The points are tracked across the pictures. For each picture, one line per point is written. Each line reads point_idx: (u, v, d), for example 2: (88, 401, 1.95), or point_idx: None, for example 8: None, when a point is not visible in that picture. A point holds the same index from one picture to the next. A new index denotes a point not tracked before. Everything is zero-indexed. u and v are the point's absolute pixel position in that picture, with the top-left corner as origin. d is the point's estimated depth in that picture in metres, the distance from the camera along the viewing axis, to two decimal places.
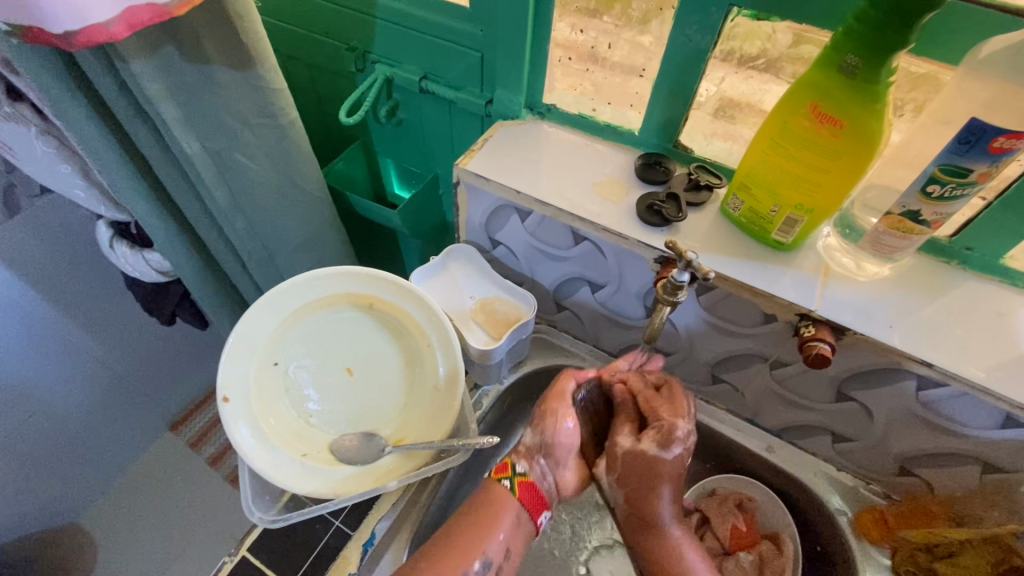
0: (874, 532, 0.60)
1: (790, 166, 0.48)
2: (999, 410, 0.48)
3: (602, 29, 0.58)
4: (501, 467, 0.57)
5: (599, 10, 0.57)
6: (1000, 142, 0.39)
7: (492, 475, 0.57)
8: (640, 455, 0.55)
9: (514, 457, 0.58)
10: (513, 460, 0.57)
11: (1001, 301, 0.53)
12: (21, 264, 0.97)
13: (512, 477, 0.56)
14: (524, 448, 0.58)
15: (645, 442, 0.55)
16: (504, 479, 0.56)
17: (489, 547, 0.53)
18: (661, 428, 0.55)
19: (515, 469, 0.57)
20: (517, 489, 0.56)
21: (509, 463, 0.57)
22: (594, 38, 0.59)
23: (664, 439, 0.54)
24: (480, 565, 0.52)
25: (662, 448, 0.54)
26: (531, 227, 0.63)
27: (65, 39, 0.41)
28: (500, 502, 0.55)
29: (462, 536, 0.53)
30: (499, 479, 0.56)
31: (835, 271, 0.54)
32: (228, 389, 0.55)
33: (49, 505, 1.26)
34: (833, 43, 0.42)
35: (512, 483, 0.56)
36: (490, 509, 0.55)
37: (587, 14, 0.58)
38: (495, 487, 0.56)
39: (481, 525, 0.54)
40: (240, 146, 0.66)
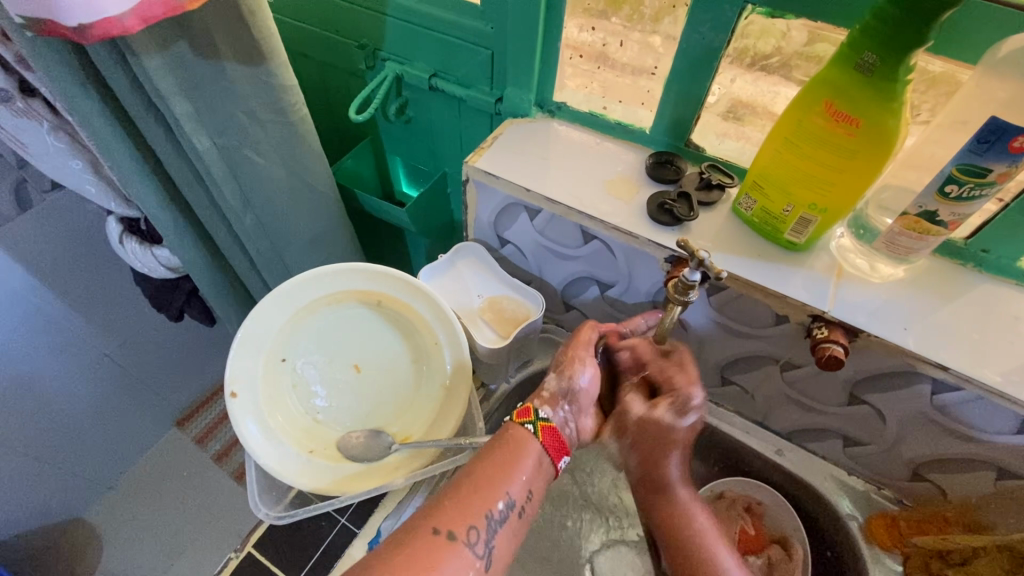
0: (886, 539, 0.59)
1: (804, 165, 0.47)
2: (1016, 416, 0.47)
3: (610, 29, 0.59)
4: (523, 411, 0.52)
5: (608, 11, 0.57)
6: (1020, 142, 0.39)
7: (513, 419, 0.52)
8: (652, 421, 0.55)
9: (534, 401, 0.53)
10: (535, 405, 0.52)
11: (1017, 304, 0.52)
12: (32, 258, 0.98)
13: (534, 421, 0.51)
14: (548, 394, 0.54)
15: (659, 410, 0.54)
16: (526, 424, 0.51)
17: (513, 488, 0.48)
18: (676, 397, 0.54)
19: (538, 413, 0.52)
20: (540, 433, 0.51)
21: (532, 407, 0.52)
22: (603, 37, 0.59)
23: (680, 406, 0.54)
24: (503, 506, 0.47)
25: (678, 415, 0.54)
26: (540, 225, 0.63)
27: (79, 33, 0.41)
28: (522, 445, 0.50)
29: (482, 476, 0.48)
30: (521, 423, 0.51)
31: (848, 272, 0.53)
32: (235, 385, 0.55)
33: (56, 499, 1.27)
34: (851, 40, 0.41)
35: (534, 427, 0.51)
36: (513, 450, 0.49)
37: (596, 14, 0.58)
38: (516, 430, 0.51)
39: (504, 466, 0.48)
40: (250, 143, 0.66)
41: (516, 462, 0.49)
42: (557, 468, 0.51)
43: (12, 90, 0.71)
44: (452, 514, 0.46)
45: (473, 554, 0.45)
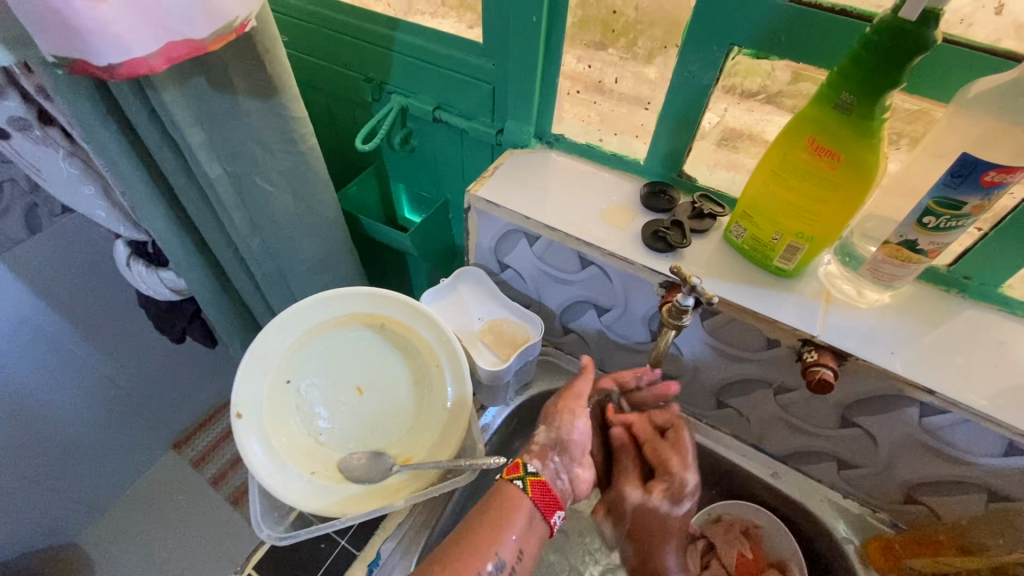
0: (882, 561, 0.59)
1: (790, 196, 0.50)
2: (1002, 438, 0.48)
3: (607, 60, 0.61)
4: (512, 467, 0.56)
5: (604, 43, 0.60)
6: (992, 176, 0.41)
7: (503, 475, 0.55)
8: (649, 506, 0.60)
9: (524, 458, 0.56)
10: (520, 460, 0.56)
11: (1001, 330, 0.54)
12: (40, 280, 1.00)
13: (524, 477, 0.54)
14: (538, 448, 0.57)
15: (655, 496, 0.59)
16: (516, 480, 0.55)
17: (501, 550, 0.51)
18: (671, 483, 0.59)
19: (527, 468, 0.55)
20: (530, 488, 0.54)
21: (520, 463, 0.55)
22: (601, 69, 0.62)
23: (674, 495, 0.59)
24: (492, 568, 0.50)
25: (673, 503, 0.59)
26: (539, 251, 0.65)
27: (108, 72, 0.43)
28: (510, 501, 0.53)
29: (472, 536, 0.51)
30: (510, 479, 0.55)
31: (836, 298, 0.55)
32: (241, 406, 0.56)
33: (48, 522, 1.26)
34: (829, 81, 0.44)
35: (524, 482, 0.54)
36: (499, 506, 0.53)
37: (594, 47, 0.61)
38: (506, 487, 0.54)
39: (488, 526, 0.51)
40: (260, 171, 0.68)
41: (502, 515, 0.52)
42: (550, 523, 0.54)
43: (32, 119, 0.74)
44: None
45: None
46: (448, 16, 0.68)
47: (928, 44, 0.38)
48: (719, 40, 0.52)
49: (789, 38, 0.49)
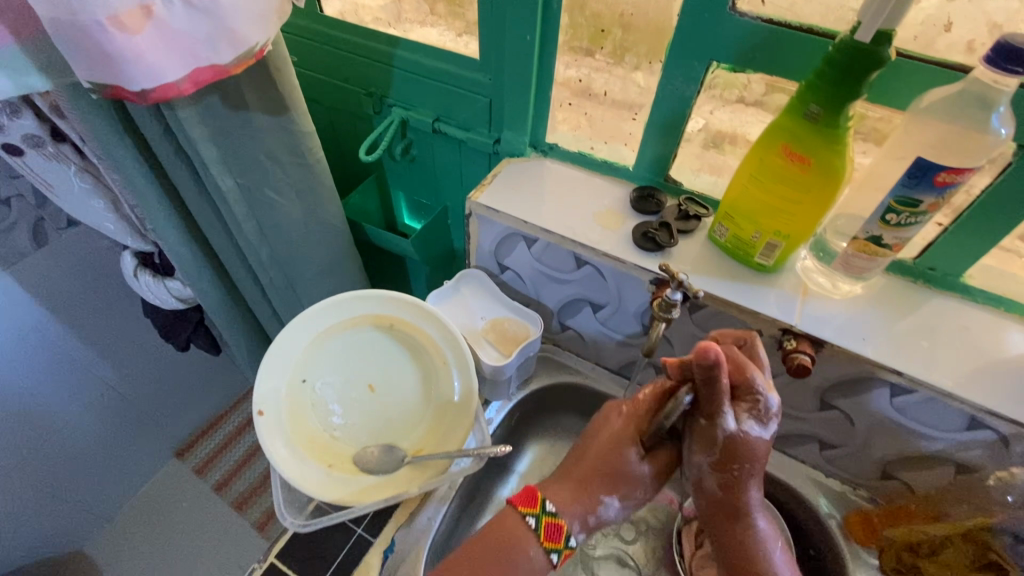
0: (861, 533, 0.64)
1: (768, 197, 0.54)
2: (965, 413, 0.53)
3: (593, 65, 0.65)
4: (553, 531, 0.53)
5: (592, 49, 0.64)
6: (944, 176, 0.45)
7: (542, 542, 0.52)
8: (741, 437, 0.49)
9: (568, 521, 0.53)
10: (543, 497, 0.54)
11: (964, 316, 0.59)
12: (46, 292, 1.03)
13: (562, 549, 0.53)
14: (594, 522, 0.54)
15: (742, 419, 0.49)
16: (553, 549, 0.53)
17: None
18: (756, 405, 0.49)
19: (567, 541, 0.53)
20: (558, 560, 0.53)
21: (565, 537, 0.53)
22: (586, 73, 0.66)
23: (761, 417, 0.49)
24: None
25: (760, 426, 0.49)
26: (537, 253, 0.69)
27: (139, 94, 0.46)
28: (536, 567, 0.52)
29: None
30: (549, 550, 0.53)
31: (813, 291, 0.60)
32: (262, 404, 0.60)
33: (52, 532, 1.27)
34: (798, 93, 0.49)
35: (558, 553, 0.53)
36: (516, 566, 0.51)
37: (581, 52, 0.65)
38: (541, 557, 0.52)
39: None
40: (270, 182, 0.72)
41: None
42: None
43: (45, 137, 0.77)
44: None
45: None
46: (437, 23, 0.72)
47: (883, 60, 0.43)
48: (700, 56, 0.56)
49: (762, 54, 0.54)
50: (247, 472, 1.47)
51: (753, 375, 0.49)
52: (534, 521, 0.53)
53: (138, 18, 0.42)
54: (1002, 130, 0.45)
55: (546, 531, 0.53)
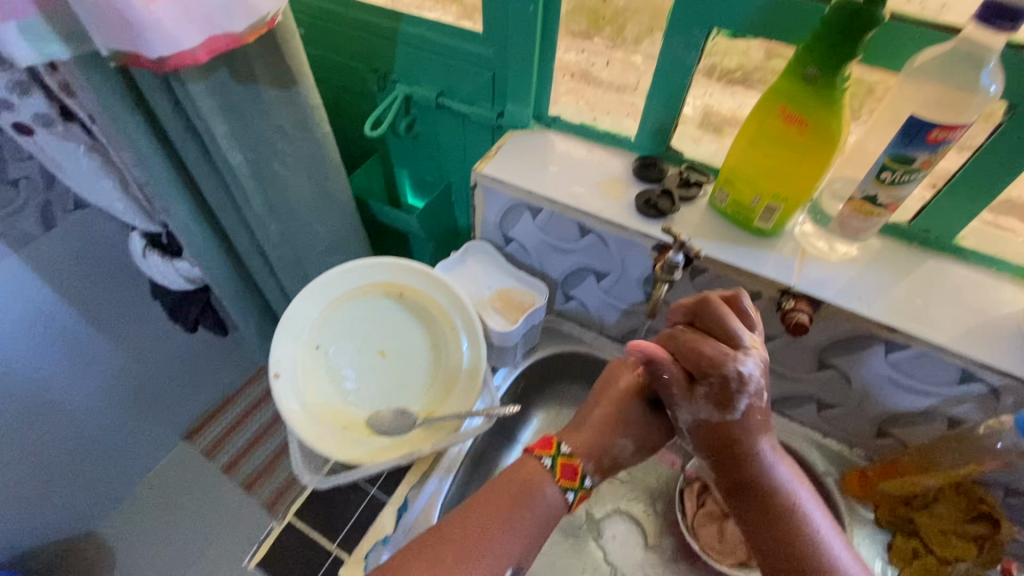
0: (857, 489, 0.67)
1: (767, 161, 0.56)
2: (957, 367, 0.55)
3: (593, 49, 0.68)
4: (570, 471, 0.54)
5: (590, 32, 0.67)
6: (936, 133, 0.47)
7: (557, 480, 0.54)
8: (705, 424, 0.51)
9: (582, 463, 0.55)
10: (558, 440, 0.56)
11: (957, 275, 0.61)
12: (56, 274, 1.04)
13: (578, 489, 0.55)
14: (611, 465, 0.57)
15: (701, 407, 0.50)
16: (570, 489, 0.54)
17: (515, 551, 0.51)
18: (713, 387, 0.49)
19: (582, 481, 0.55)
20: (575, 500, 0.55)
21: (580, 476, 0.54)
22: (587, 58, 0.69)
23: (724, 398, 0.49)
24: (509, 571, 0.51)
25: (726, 410, 0.49)
26: (541, 223, 0.70)
27: (158, 62, 0.48)
28: (553, 503, 0.54)
29: (495, 528, 0.51)
30: (566, 489, 0.54)
31: (811, 253, 0.61)
32: (279, 367, 0.62)
33: (66, 512, 1.30)
34: (796, 56, 0.50)
35: (574, 493, 0.55)
36: (534, 499, 0.53)
37: (581, 35, 0.68)
38: (557, 496, 0.54)
39: (517, 523, 0.51)
40: (278, 157, 0.73)
41: (544, 517, 0.53)
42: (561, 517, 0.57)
43: (55, 116, 0.78)
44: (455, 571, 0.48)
45: None
46: (434, 10, 0.74)
47: (878, 20, 0.44)
48: (700, 23, 0.58)
49: (760, 20, 0.55)
50: (255, 453, 1.50)
51: (702, 357, 0.49)
52: (550, 459, 0.55)
53: None
54: (991, 86, 0.46)
55: (563, 471, 0.54)
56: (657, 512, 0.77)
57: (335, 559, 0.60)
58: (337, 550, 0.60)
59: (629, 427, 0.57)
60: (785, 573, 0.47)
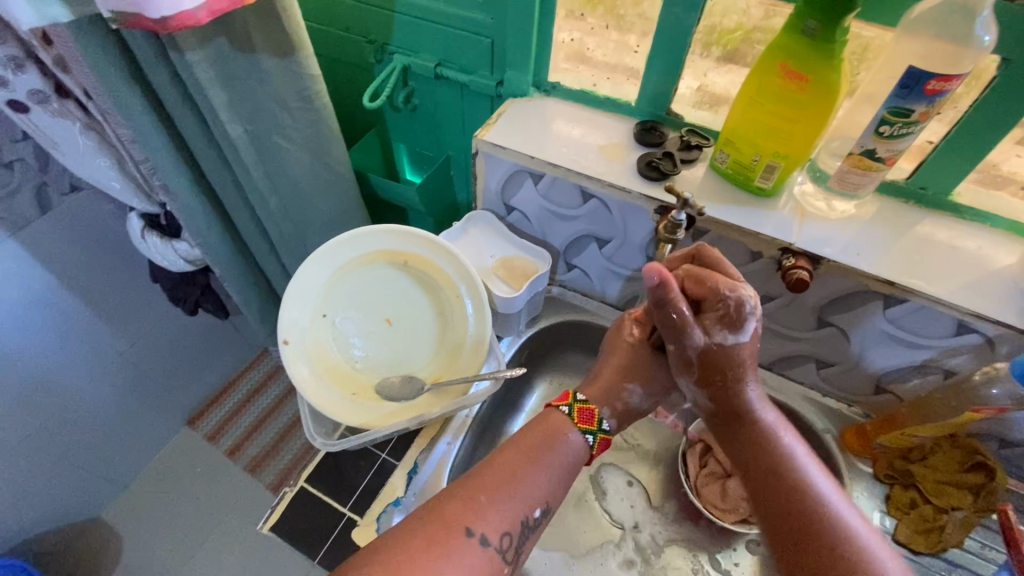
0: (856, 445, 0.69)
1: (767, 119, 0.56)
2: (953, 319, 0.56)
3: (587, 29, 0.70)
4: (587, 415, 0.58)
5: (586, 13, 0.69)
6: (933, 84, 0.47)
7: (576, 422, 0.58)
8: (717, 348, 0.52)
9: (598, 408, 0.60)
10: (575, 390, 0.60)
11: (954, 232, 0.62)
12: (54, 258, 1.04)
13: (597, 432, 0.58)
14: (621, 408, 0.60)
15: (714, 331, 0.52)
16: (589, 431, 0.58)
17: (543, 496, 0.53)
18: (726, 311, 0.52)
19: (600, 424, 0.59)
20: (594, 443, 0.58)
21: (598, 420, 0.58)
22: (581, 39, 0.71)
23: (732, 322, 0.52)
24: (539, 510, 0.53)
25: (736, 332, 0.52)
26: (544, 189, 0.71)
27: (161, 24, 0.48)
28: (577, 447, 0.57)
29: (525, 470, 0.53)
30: (585, 430, 0.58)
31: (811, 212, 0.62)
32: (288, 334, 0.62)
33: (72, 498, 1.31)
34: (796, 11, 0.50)
35: (593, 436, 0.58)
36: (557, 442, 0.56)
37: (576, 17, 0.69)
38: (575, 436, 0.57)
39: (547, 464, 0.54)
40: (278, 129, 0.73)
41: (570, 460, 0.56)
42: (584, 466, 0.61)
43: (50, 92, 0.77)
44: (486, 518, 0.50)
45: (499, 553, 0.49)
46: None
47: None
48: None
49: None
50: (258, 436, 1.51)
51: (716, 282, 0.52)
52: (568, 407, 0.59)
53: None
54: (986, 37, 0.47)
55: (580, 415, 0.58)
56: (661, 474, 0.78)
57: (348, 520, 0.61)
58: (349, 512, 0.62)
59: (639, 372, 0.61)
60: (770, 496, 0.49)
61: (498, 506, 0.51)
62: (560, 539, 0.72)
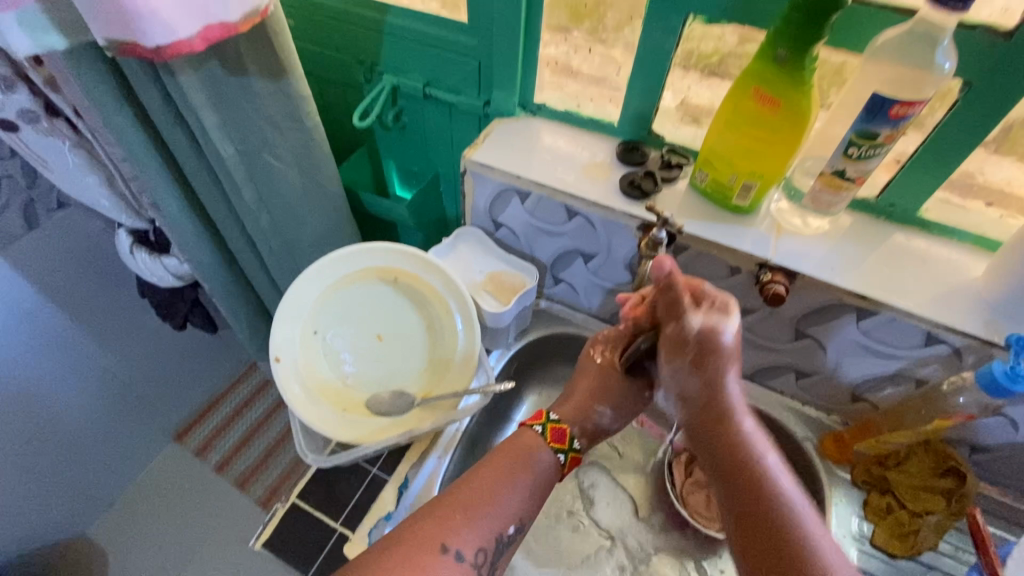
0: (835, 453, 0.71)
1: (743, 140, 0.59)
2: (922, 330, 0.59)
3: (574, 40, 0.70)
4: (559, 435, 0.60)
5: (570, 26, 0.69)
6: (898, 109, 0.50)
7: (548, 442, 0.59)
8: (710, 330, 0.56)
9: (570, 428, 0.61)
10: (548, 410, 0.62)
11: (922, 247, 0.64)
12: (40, 274, 1.03)
13: (568, 451, 0.59)
14: (590, 427, 0.62)
15: (708, 315, 0.56)
16: (560, 451, 0.59)
17: (517, 513, 0.55)
18: (715, 300, 0.57)
19: (571, 444, 0.60)
20: (565, 462, 0.59)
21: (569, 438, 0.60)
22: (567, 51, 0.72)
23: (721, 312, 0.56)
24: (513, 528, 0.54)
25: (726, 317, 0.56)
26: (530, 207, 0.73)
27: (156, 51, 0.49)
28: (548, 467, 0.58)
29: (499, 488, 0.55)
30: (557, 450, 0.59)
31: (786, 229, 0.65)
32: (279, 351, 0.64)
33: (56, 516, 1.29)
34: (768, 39, 0.53)
35: (565, 455, 0.59)
36: (530, 461, 0.57)
37: (560, 29, 0.70)
38: (547, 455, 0.58)
39: (520, 482, 0.56)
40: (269, 148, 0.74)
41: (542, 478, 0.58)
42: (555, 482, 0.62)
43: (40, 111, 0.78)
44: (462, 534, 0.51)
45: (474, 568, 0.51)
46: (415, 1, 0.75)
47: (842, 3, 0.47)
48: (677, 10, 0.60)
49: (734, 6, 0.58)
50: (247, 451, 1.50)
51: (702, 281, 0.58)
52: (541, 427, 0.60)
53: None
54: (946, 64, 0.50)
55: (553, 434, 0.59)
56: (647, 484, 0.80)
57: (339, 536, 0.62)
58: (340, 528, 0.62)
59: (608, 395, 0.63)
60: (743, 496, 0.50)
61: (472, 523, 0.52)
62: (549, 550, 0.73)
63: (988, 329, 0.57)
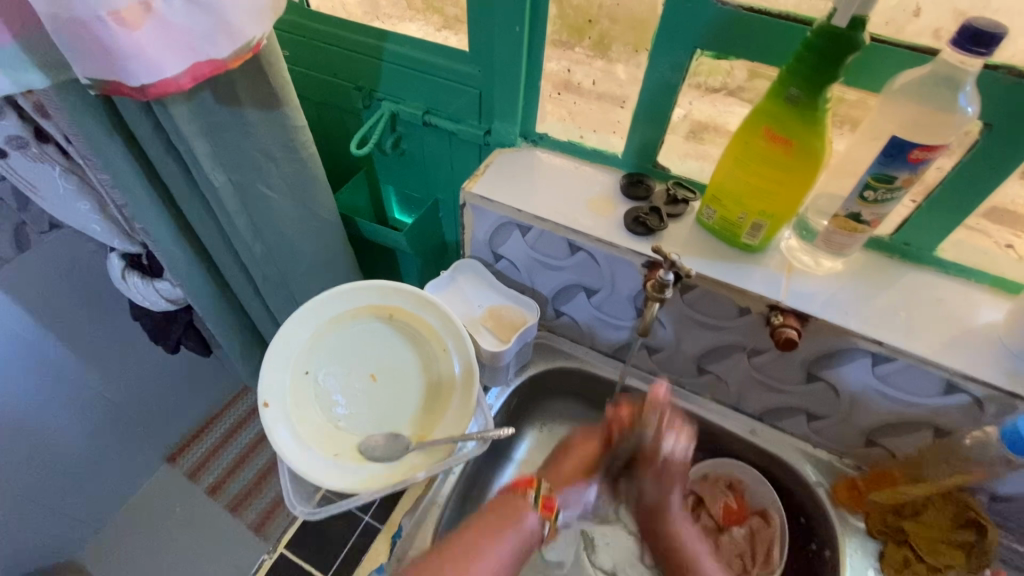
0: (848, 499, 0.67)
1: (753, 179, 0.56)
2: (942, 378, 0.56)
3: (574, 57, 0.67)
4: (547, 504, 0.57)
5: (570, 42, 0.66)
6: (917, 153, 0.48)
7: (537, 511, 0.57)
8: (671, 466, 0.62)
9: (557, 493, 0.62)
10: (541, 478, 0.59)
11: (939, 288, 0.62)
12: (30, 298, 1.01)
13: (550, 521, 0.57)
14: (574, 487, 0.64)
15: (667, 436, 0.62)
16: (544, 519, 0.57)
17: None
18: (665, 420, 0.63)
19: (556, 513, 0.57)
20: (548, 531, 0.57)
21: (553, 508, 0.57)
22: (567, 66, 0.68)
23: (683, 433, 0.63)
24: None
25: (683, 441, 0.62)
26: (531, 241, 0.70)
27: (140, 91, 0.48)
28: (532, 537, 0.55)
29: (479, 552, 0.53)
30: (539, 518, 0.57)
31: (797, 268, 0.62)
32: (267, 396, 0.61)
33: (43, 543, 1.25)
34: (780, 78, 0.51)
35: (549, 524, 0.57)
36: (516, 528, 0.55)
37: (560, 45, 0.67)
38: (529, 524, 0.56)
39: (504, 550, 0.54)
40: (263, 178, 0.72)
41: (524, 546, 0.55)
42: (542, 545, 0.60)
43: (29, 137, 0.75)
44: None
45: None
46: (416, 19, 0.73)
47: (859, 45, 0.45)
48: (684, 44, 0.58)
49: (742, 41, 0.56)
50: (241, 473, 1.46)
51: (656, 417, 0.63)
52: (532, 495, 0.58)
53: (137, 13, 0.44)
54: (969, 108, 0.47)
55: (540, 502, 0.57)
56: None
57: None
58: None
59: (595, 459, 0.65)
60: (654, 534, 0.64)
61: None
62: None
63: (1011, 380, 0.54)
